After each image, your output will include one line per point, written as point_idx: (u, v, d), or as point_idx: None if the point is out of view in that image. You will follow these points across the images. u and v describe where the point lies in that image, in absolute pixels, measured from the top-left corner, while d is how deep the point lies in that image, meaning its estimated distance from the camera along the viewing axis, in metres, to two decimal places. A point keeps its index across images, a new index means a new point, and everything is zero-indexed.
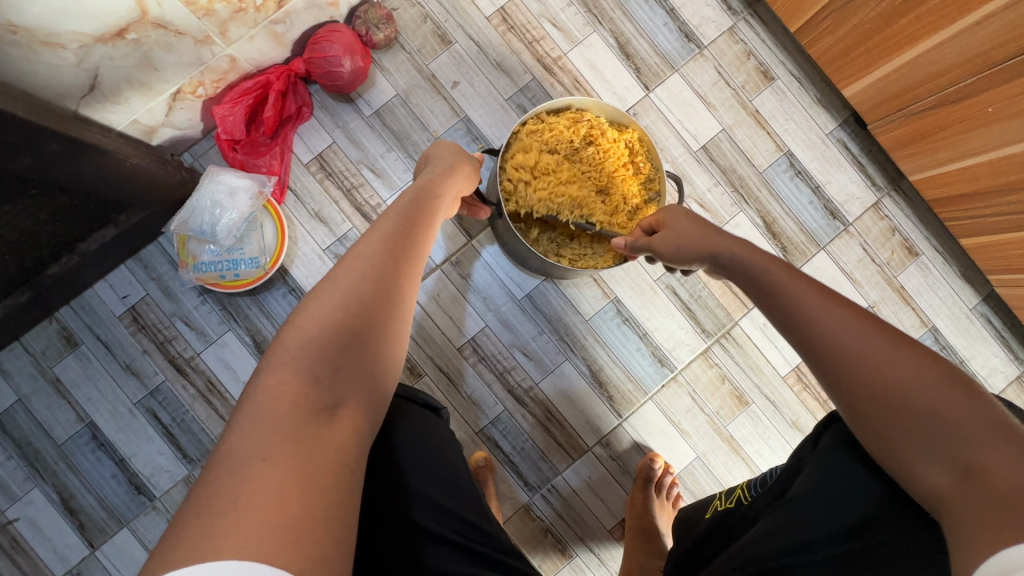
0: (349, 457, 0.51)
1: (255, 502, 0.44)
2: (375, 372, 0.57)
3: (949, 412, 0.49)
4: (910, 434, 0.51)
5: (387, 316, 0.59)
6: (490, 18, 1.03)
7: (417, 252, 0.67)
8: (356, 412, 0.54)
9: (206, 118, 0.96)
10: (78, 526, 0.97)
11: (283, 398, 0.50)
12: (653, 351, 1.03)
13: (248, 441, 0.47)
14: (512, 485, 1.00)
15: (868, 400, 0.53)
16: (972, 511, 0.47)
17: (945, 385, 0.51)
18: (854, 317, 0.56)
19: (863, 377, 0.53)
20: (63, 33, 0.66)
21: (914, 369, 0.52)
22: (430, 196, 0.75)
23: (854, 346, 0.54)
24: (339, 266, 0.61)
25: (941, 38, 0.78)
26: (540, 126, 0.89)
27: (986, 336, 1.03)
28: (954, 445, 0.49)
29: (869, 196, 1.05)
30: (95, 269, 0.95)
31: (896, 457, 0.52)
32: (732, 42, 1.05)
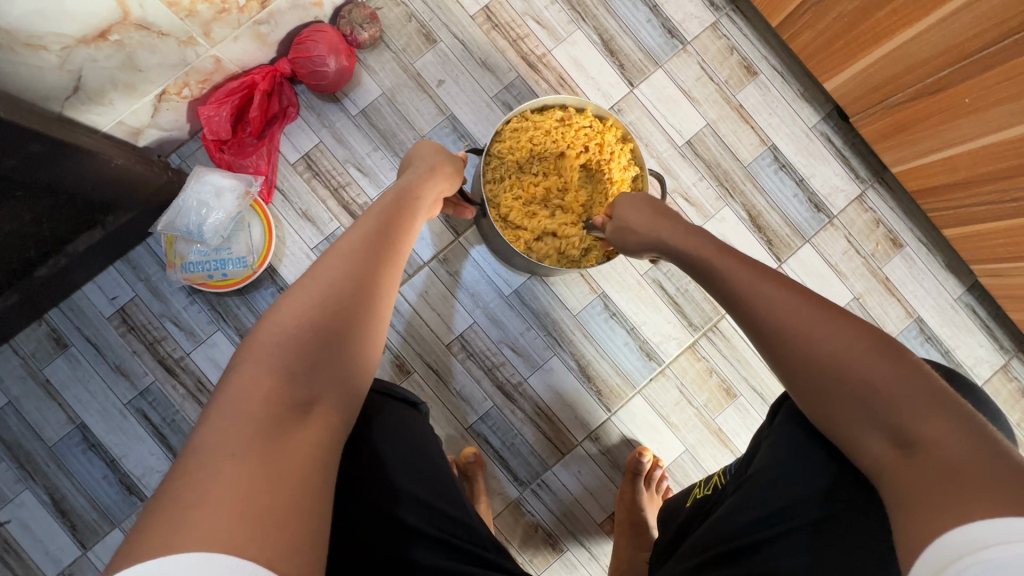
0: (323, 451, 0.52)
1: (226, 497, 0.44)
2: (352, 371, 0.58)
3: (881, 381, 0.51)
4: (848, 405, 0.52)
5: (364, 313, 0.60)
6: (475, 17, 1.04)
7: (397, 250, 0.68)
8: (331, 409, 0.55)
9: (192, 120, 0.97)
10: (69, 527, 0.98)
11: (261, 393, 0.51)
12: (641, 345, 1.04)
13: (222, 435, 0.48)
14: (501, 481, 1.01)
15: (811, 372, 0.55)
16: (916, 485, 0.46)
17: (877, 355, 0.52)
18: (792, 295, 0.59)
19: (804, 352, 0.55)
20: (44, 34, 0.67)
21: (850, 344, 0.54)
22: (410, 197, 0.75)
23: (789, 321, 0.57)
24: (318, 264, 0.62)
25: (919, 28, 0.79)
26: (524, 125, 0.90)
27: (971, 326, 1.04)
28: (887, 414, 0.50)
29: (853, 189, 1.05)
30: (83, 270, 0.96)
31: (841, 430, 0.53)
32: (715, 37, 1.06)
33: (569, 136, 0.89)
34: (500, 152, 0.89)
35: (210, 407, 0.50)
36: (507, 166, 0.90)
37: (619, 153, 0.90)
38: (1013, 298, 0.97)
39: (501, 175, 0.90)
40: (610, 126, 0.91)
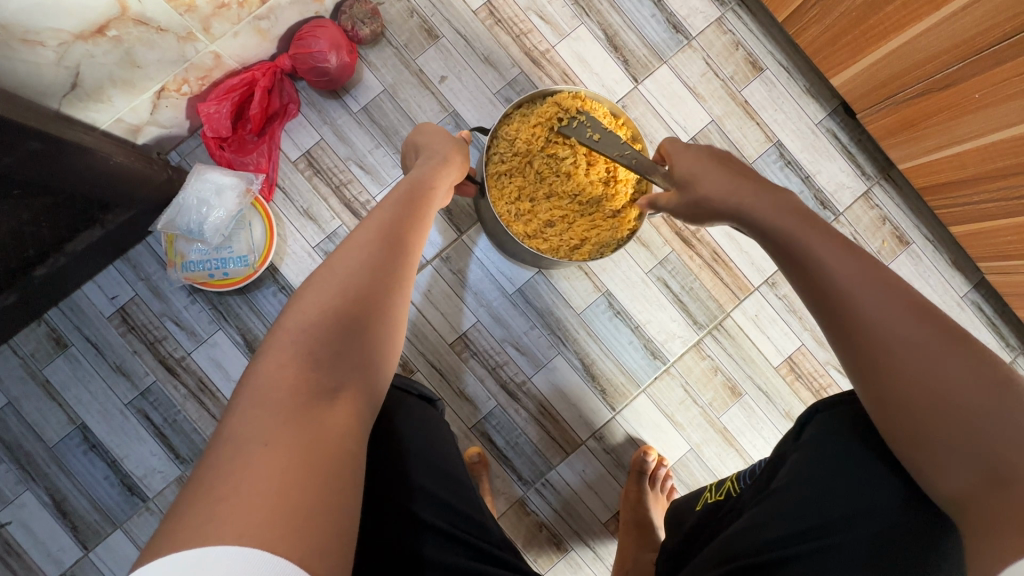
0: (349, 442, 0.51)
1: (260, 488, 0.43)
2: (376, 357, 0.57)
3: (988, 420, 0.50)
4: (939, 431, 0.51)
5: (385, 302, 0.59)
6: (477, 12, 1.02)
7: (414, 240, 0.67)
8: (356, 397, 0.54)
9: (192, 117, 0.96)
10: (71, 528, 0.97)
11: (289, 380, 0.50)
12: (645, 344, 1.03)
13: (247, 425, 0.47)
14: (506, 481, 1.00)
15: (915, 404, 0.52)
16: None
17: (988, 390, 0.50)
18: (898, 303, 0.55)
19: (902, 368, 0.53)
20: (42, 30, 0.65)
21: (954, 368, 0.51)
22: (425, 186, 0.74)
23: (902, 345, 0.53)
24: (337, 253, 0.61)
25: (929, 23, 0.78)
26: (533, 111, 0.89)
27: (978, 323, 1.04)
28: (980, 447, 0.49)
29: (859, 185, 1.04)
30: (83, 270, 0.95)
31: (921, 450, 0.52)
32: (720, 33, 1.05)
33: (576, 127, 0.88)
34: (504, 134, 0.89)
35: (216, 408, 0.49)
36: (513, 151, 0.89)
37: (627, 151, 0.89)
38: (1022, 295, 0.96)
39: (506, 159, 0.89)
40: (621, 125, 0.91)
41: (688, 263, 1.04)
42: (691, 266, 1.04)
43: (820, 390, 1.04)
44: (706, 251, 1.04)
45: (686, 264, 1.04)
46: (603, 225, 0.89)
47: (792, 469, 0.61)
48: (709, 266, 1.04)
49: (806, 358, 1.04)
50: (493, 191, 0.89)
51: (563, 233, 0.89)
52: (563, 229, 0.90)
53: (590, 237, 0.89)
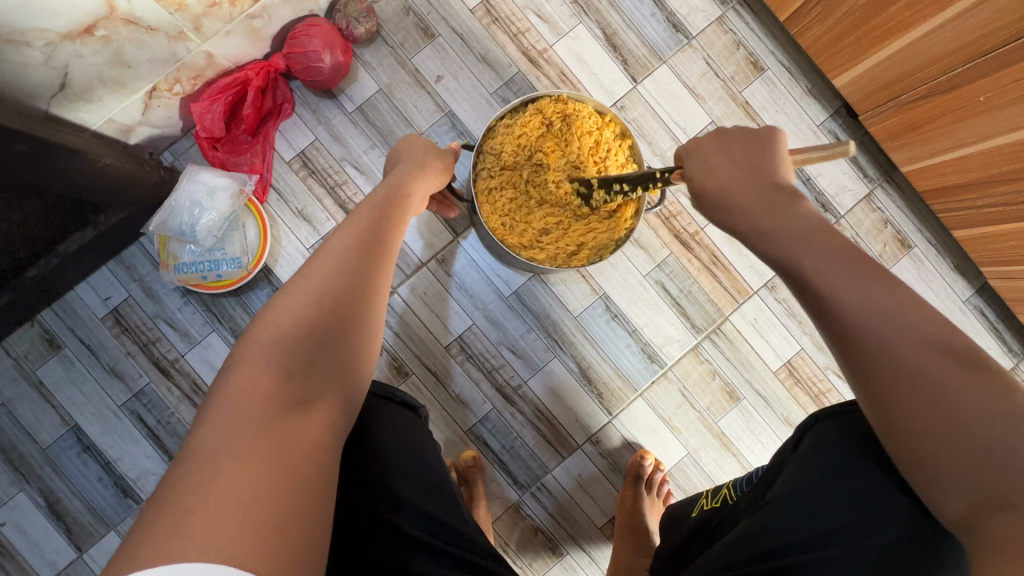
0: (322, 452, 0.51)
1: (228, 502, 0.43)
2: (351, 368, 0.56)
3: (1009, 449, 0.47)
4: (952, 464, 0.48)
5: (360, 310, 0.58)
6: (474, 10, 1.01)
7: (388, 247, 0.66)
8: (328, 410, 0.53)
9: (185, 117, 0.94)
10: (65, 529, 0.97)
11: (261, 392, 0.50)
12: (643, 348, 1.02)
13: (217, 437, 0.46)
14: (501, 485, 1.00)
15: (927, 432, 0.49)
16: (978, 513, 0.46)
17: (1007, 416, 0.47)
18: (913, 331, 0.50)
19: (912, 398, 0.49)
20: (28, 30, 0.64)
21: (972, 400, 0.48)
22: (402, 193, 0.73)
23: (914, 371, 0.49)
24: (311, 261, 0.59)
25: (934, 24, 0.76)
26: (517, 121, 0.87)
27: (979, 328, 1.02)
28: (996, 481, 0.47)
29: (861, 188, 1.03)
30: (75, 270, 0.94)
31: (928, 476, 0.50)
32: (721, 32, 1.03)
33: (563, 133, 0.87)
34: (491, 147, 0.88)
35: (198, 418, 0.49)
36: (502, 164, 0.88)
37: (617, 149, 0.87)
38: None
39: (494, 175, 0.88)
40: (609, 122, 0.89)
41: (687, 266, 1.03)
42: (690, 269, 1.03)
43: (818, 395, 1.03)
44: (705, 254, 1.03)
45: (685, 268, 1.03)
46: (600, 228, 0.87)
47: (791, 479, 0.60)
48: (707, 269, 1.03)
49: (805, 363, 1.03)
50: (485, 206, 0.88)
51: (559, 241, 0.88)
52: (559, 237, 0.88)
53: (588, 242, 0.88)
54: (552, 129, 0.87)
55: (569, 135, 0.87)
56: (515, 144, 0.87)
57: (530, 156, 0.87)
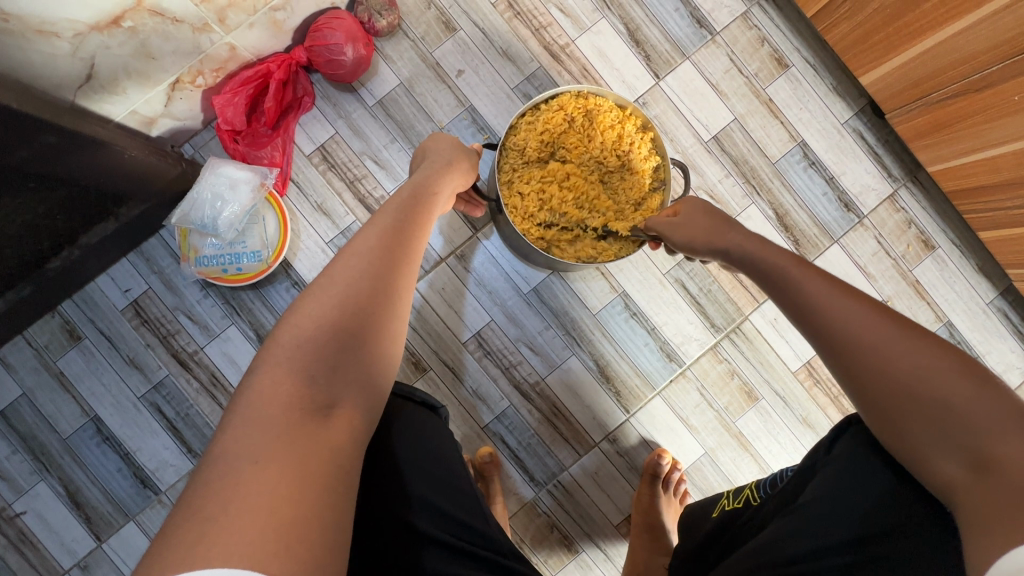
0: (344, 458, 0.50)
1: (250, 509, 0.43)
2: (375, 372, 0.56)
3: (961, 405, 0.49)
4: (923, 424, 0.50)
5: (386, 316, 0.58)
6: (496, 4, 1.00)
7: (414, 246, 0.66)
8: (354, 412, 0.53)
9: (206, 109, 0.94)
10: (84, 519, 0.98)
11: (282, 397, 0.50)
12: (661, 346, 1.02)
13: (238, 441, 0.46)
14: (516, 481, 0.99)
15: (888, 397, 0.52)
16: (985, 507, 0.47)
17: (953, 375, 0.50)
18: (864, 308, 0.56)
19: (866, 364, 0.53)
20: (56, 21, 0.64)
21: (929, 361, 0.51)
22: (426, 191, 0.73)
23: (863, 338, 0.54)
24: (335, 262, 0.59)
25: (969, 22, 0.75)
26: (539, 117, 0.86)
27: (1003, 331, 1.01)
28: (964, 435, 0.49)
29: (885, 188, 1.02)
30: (97, 262, 0.95)
31: (903, 444, 0.52)
32: (745, 28, 1.02)
33: (585, 128, 0.87)
34: (513, 145, 0.87)
35: (229, 413, 0.49)
36: (525, 158, 0.87)
37: (641, 142, 0.86)
38: None
39: (517, 169, 0.87)
40: (630, 115, 0.88)
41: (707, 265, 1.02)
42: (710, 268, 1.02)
43: (838, 396, 1.02)
44: None
45: (705, 266, 1.02)
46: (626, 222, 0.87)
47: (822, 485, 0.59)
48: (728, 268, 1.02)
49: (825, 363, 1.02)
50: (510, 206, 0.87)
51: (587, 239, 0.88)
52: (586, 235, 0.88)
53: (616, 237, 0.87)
54: (575, 124, 0.87)
55: (591, 130, 0.86)
56: (538, 140, 0.86)
57: (553, 153, 0.88)
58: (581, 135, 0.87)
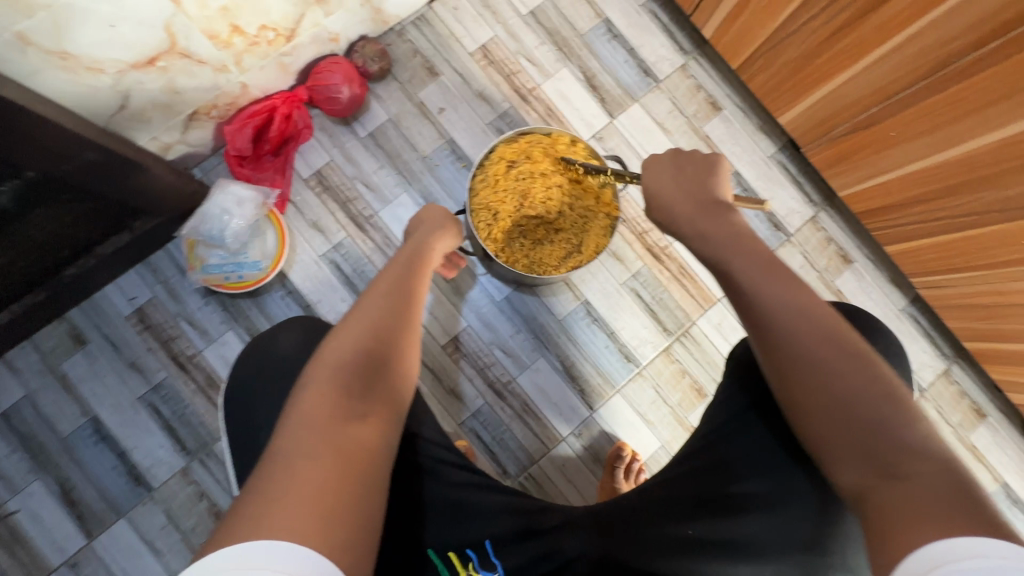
0: (374, 457, 0.58)
1: (299, 492, 0.50)
2: (394, 391, 0.66)
3: (882, 425, 0.57)
4: (846, 437, 0.58)
5: (399, 346, 0.68)
6: (473, 54, 1.17)
7: (420, 293, 0.77)
8: (382, 417, 0.62)
9: (216, 137, 1.07)
10: (76, 516, 1.02)
11: (326, 409, 0.58)
12: (620, 348, 1.14)
13: (290, 441, 0.55)
14: (490, 473, 1.08)
15: (823, 410, 0.60)
16: (898, 509, 0.51)
17: (880, 399, 0.58)
18: (818, 328, 0.63)
19: (809, 380, 0.61)
20: (104, 59, 0.77)
21: (860, 385, 0.59)
22: (426, 248, 0.84)
23: (809, 357, 0.62)
24: (356, 308, 0.71)
25: (850, 74, 0.93)
26: (488, 174, 0.99)
27: (914, 333, 1.17)
28: (878, 452, 0.56)
29: (807, 211, 1.19)
30: (107, 271, 1.04)
31: (825, 450, 0.60)
32: (684, 77, 1.21)
33: (529, 166, 1.00)
34: (478, 203, 0.99)
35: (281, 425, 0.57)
36: (495, 213, 0.99)
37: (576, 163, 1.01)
38: (951, 306, 1.08)
39: (492, 223, 0.99)
40: (558, 137, 1.01)
41: (658, 276, 1.16)
42: (661, 279, 1.16)
43: None
44: (674, 264, 1.17)
45: (657, 277, 1.16)
46: (592, 224, 1.01)
47: (718, 396, 0.77)
48: (676, 279, 1.17)
49: None
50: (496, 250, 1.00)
51: (565, 251, 1.02)
52: (563, 248, 1.02)
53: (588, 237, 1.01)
54: (519, 166, 1.00)
55: (535, 164, 1.00)
56: (497, 190, 1.00)
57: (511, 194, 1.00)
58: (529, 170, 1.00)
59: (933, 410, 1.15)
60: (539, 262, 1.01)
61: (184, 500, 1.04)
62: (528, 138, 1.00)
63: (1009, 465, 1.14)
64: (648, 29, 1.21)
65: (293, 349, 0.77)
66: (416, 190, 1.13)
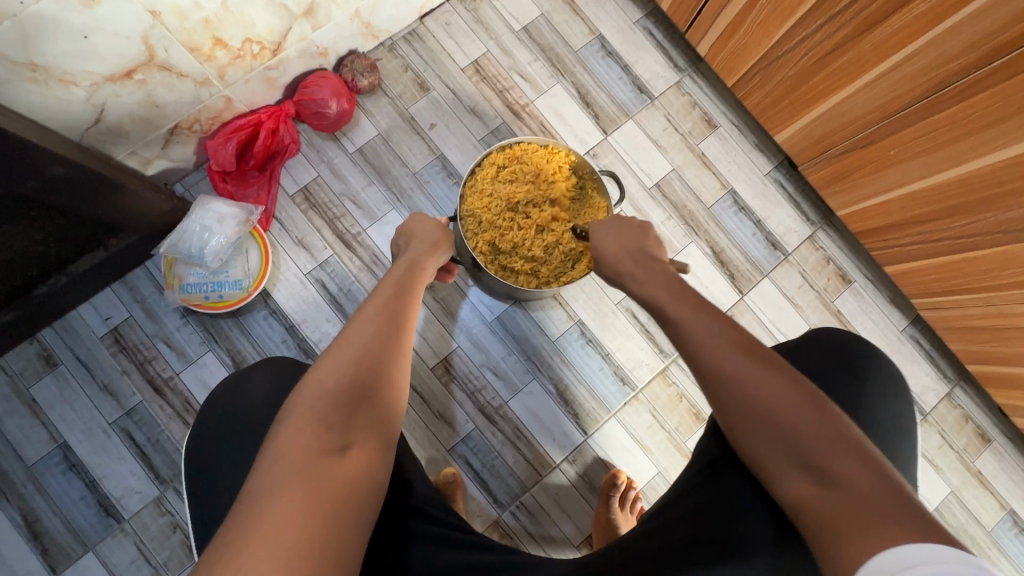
0: (353, 493, 0.53)
1: (265, 533, 0.45)
2: (382, 419, 0.62)
3: (808, 430, 0.55)
4: (777, 447, 0.56)
5: (389, 373, 0.64)
6: (465, 70, 1.15)
7: (411, 312, 0.73)
8: (365, 452, 0.57)
9: (199, 152, 1.04)
10: (40, 550, 0.96)
11: (304, 440, 0.54)
12: (616, 371, 1.10)
13: (264, 477, 0.50)
14: (481, 503, 1.03)
15: (752, 422, 0.58)
16: (839, 522, 0.48)
17: (803, 405, 0.57)
18: (738, 343, 0.63)
19: (732, 392, 0.60)
20: (77, 71, 0.74)
21: (786, 394, 0.58)
22: (418, 267, 0.81)
23: (731, 369, 0.61)
24: (350, 327, 0.67)
25: (846, 93, 0.92)
26: (479, 183, 0.97)
27: (916, 356, 1.14)
28: (807, 458, 0.54)
29: (805, 230, 1.17)
30: (81, 290, 1.00)
31: (761, 463, 0.58)
32: (679, 94, 1.19)
33: (524, 176, 0.98)
34: (470, 210, 0.96)
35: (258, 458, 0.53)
36: (480, 221, 0.96)
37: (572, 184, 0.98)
38: (952, 328, 1.06)
39: (478, 232, 0.96)
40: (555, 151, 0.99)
41: None
42: None
43: None
44: None
45: None
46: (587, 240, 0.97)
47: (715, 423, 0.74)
48: None
49: None
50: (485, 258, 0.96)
51: (558, 265, 0.97)
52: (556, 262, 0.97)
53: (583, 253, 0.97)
54: (512, 176, 0.98)
55: (528, 175, 0.97)
56: (490, 197, 0.97)
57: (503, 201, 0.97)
58: (522, 180, 0.97)
59: (937, 434, 1.12)
60: (525, 271, 0.97)
61: (156, 532, 0.99)
62: (524, 149, 0.99)
63: (1016, 491, 1.10)
64: (642, 47, 1.20)
65: (271, 376, 0.73)
66: (405, 207, 1.10)
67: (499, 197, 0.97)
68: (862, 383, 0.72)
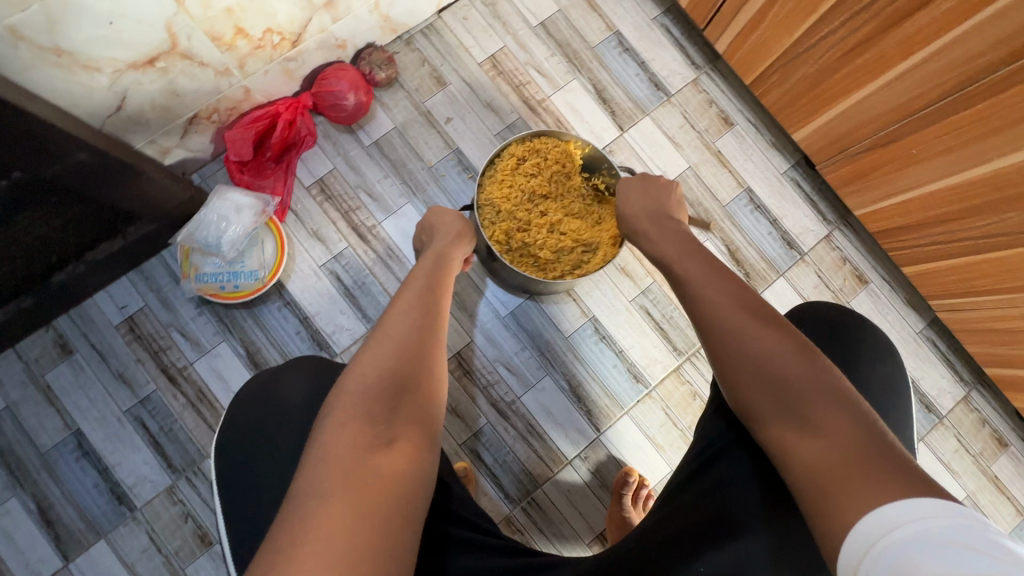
0: (402, 488, 0.53)
1: (318, 538, 0.45)
2: (425, 412, 0.61)
3: (799, 378, 0.57)
4: (768, 399, 0.58)
5: (426, 366, 0.63)
6: (482, 64, 1.15)
7: (442, 304, 0.73)
8: (411, 445, 0.57)
9: (216, 142, 1.04)
10: (53, 537, 0.97)
11: (349, 435, 0.53)
12: (629, 368, 1.09)
13: (311, 479, 0.50)
14: (493, 499, 1.03)
15: (746, 376, 0.61)
16: (825, 471, 0.50)
17: (795, 356, 0.59)
18: (737, 300, 0.67)
19: (730, 346, 0.63)
20: (101, 58, 0.74)
21: (776, 344, 0.61)
22: (445, 259, 0.81)
23: (730, 324, 0.64)
24: (381, 321, 0.67)
25: (867, 91, 0.91)
26: (497, 173, 0.97)
27: (933, 359, 1.13)
28: (793, 406, 0.56)
29: (821, 229, 1.16)
30: (98, 278, 1.01)
31: (754, 417, 0.60)
32: (696, 92, 1.19)
33: (543, 169, 0.97)
34: (488, 200, 0.96)
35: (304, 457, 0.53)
36: (498, 211, 0.96)
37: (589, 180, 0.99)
38: (971, 330, 1.04)
39: (495, 221, 0.95)
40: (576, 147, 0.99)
41: (668, 294, 1.13)
42: (671, 296, 1.13)
43: None
44: None
45: (667, 295, 1.13)
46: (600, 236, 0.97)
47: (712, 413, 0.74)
48: None
49: None
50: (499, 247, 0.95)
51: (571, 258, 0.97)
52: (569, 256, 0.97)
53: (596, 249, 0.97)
54: (530, 167, 0.97)
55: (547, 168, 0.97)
56: (507, 188, 0.96)
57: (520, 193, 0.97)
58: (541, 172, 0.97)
59: (954, 438, 1.10)
60: (539, 263, 0.96)
61: (167, 521, 0.99)
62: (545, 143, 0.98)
63: None
64: (659, 44, 1.20)
65: (288, 365, 0.73)
66: (421, 201, 1.10)
67: (516, 188, 0.96)
68: (883, 382, 0.71)
